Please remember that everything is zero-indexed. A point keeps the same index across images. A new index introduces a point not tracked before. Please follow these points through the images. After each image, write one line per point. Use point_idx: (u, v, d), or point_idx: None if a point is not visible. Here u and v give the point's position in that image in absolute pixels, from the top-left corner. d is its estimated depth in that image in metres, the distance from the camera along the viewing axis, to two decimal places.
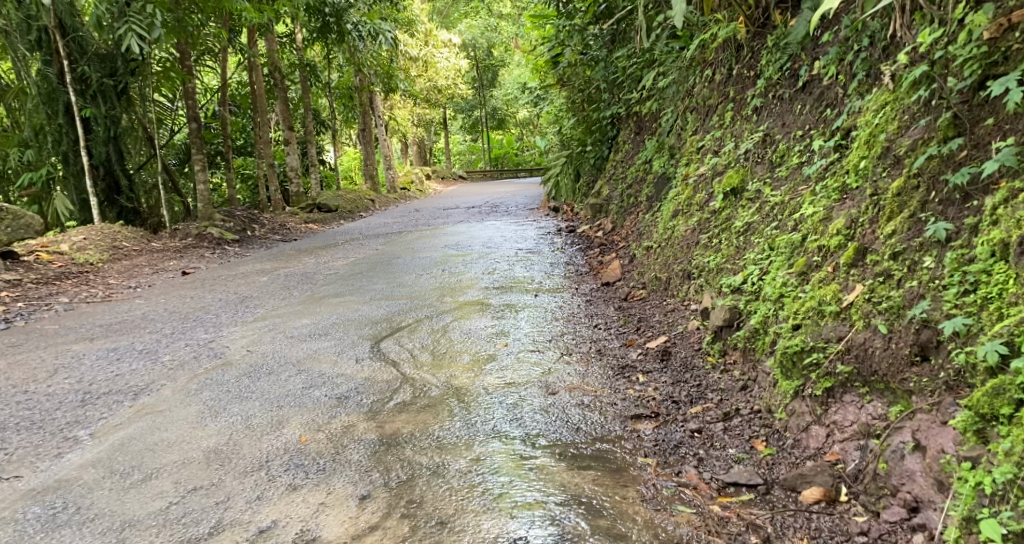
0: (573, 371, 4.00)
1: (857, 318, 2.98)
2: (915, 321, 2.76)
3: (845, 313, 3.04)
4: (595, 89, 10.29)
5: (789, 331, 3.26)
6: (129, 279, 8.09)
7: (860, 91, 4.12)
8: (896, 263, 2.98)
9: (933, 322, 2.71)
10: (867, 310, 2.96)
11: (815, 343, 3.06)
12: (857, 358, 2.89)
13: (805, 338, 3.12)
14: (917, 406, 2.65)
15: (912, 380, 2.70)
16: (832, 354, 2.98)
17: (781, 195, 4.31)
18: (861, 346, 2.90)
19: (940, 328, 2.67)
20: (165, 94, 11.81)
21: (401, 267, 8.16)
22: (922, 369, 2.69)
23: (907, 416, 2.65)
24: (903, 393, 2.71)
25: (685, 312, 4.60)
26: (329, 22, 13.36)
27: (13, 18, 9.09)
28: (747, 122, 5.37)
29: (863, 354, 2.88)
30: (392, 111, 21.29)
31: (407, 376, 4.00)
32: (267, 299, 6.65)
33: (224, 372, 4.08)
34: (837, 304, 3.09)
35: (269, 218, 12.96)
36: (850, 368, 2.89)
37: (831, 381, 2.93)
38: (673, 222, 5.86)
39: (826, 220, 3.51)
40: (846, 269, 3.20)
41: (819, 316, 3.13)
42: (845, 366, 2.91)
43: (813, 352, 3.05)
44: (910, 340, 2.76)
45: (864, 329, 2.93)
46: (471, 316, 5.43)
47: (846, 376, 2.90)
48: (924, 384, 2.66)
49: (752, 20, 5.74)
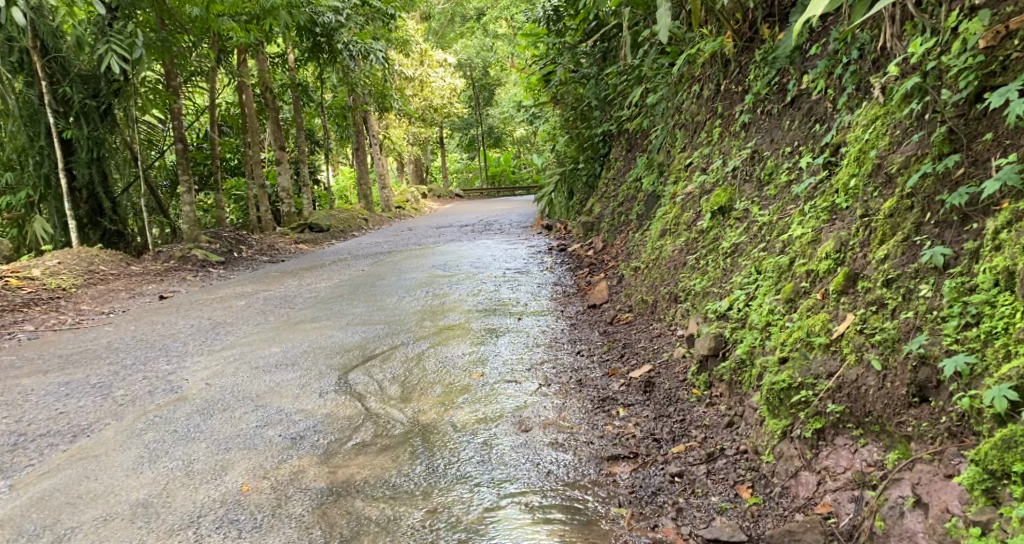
0: (550, 404, 3.74)
1: (848, 352, 2.73)
2: (912, 357, 2.53)
3: (836, 346, 2.79)
4: (586, 106, 10.09)
5: (775, 365, 2.99)
6: (102, 305, 7.87)
7: (850, 105, 3.89)
8: (890, 290, 2.73)
9: (933, 359, 2.47)
10: (859, 343, 2.72)
11: (803, 379, 2.81)
12: (850, 398, 2.64)
13: (792, 374, 2.87)
14: (917, 455, 2.40)
15: (910, 424, 2.46)
16: (823, 392, 2.72)
17: (769, 215, 4.07)
18: (854, 384, 2.65)
19: (940, 367, 2.44)
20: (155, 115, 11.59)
21: (383, 289, 7.90)
22: (921, 413, 2.45)
23: (906, 466, 2.40)
24: (901, 438, 2.47)
25: (672, 338, 4.34)
26: (319, 42, 13.11)
27: None
28: (735, 138, 5.14)
29: (856, 393, 2.63)
30: (387, 130, 21.13)
31: (372, 411, 3.73)
32: (239, 325, 6.40)
33: (176, 410, 3.86)
34: (826, 335, 2.85)
35: (258, 239, 12.71)
36: (842, 407, 2.64)
37: (822, 422, 2.68)
38: (661, 242, 5.62)
39: (815, 243, 3.27)
40: (836, 297, 2.94)
41: (808, 349, 2.89)
42: (837, 405, 2.66)
43: (802, 389, 2.79)
44: (906, 379, 2.52)
45: (857, 365, 2.68)
46: (450, 343, 5.16)
47: (837, 417, 2.65)
48: (924, 430, 2.42)
49: (739, 35, 5.57)
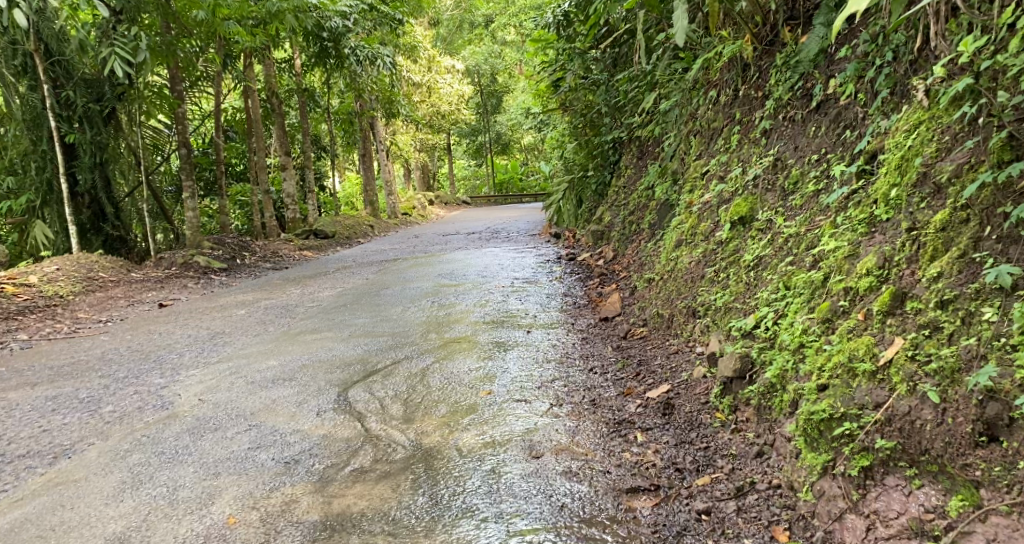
0: (562, 427, 3.50)
1: (899, 381, 2.57)
2: (978, 391, 2.39)
3: (884, 373, 2.62)
4: (596, 113, 9.85)
5: (812, 392, 2.81)
6: (99, 313, 7.65)
7: (884, 110, 3.67)
8: (945, 314, 2.57)
9: (1003, 395, 2.34)
10: (911, 372, 2.56)
11: (846, 409, 2.65)
12: (901, 433, 2.49)
13: (833, 403, 2.70)
14: (989, 504, 2.27)
15: (979, 468, 2.33)
16: (869, 425, 2.57)
17: (796, 226, 3.83)
18: (907, 418, 2.50)
19: (1013, 402, 2.31)
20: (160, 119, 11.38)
21: (388, 299, 7.67)
22: (990, 453, 2.33)
23: (977, 515, 2.27)
24: (966, 482, 2.34)
25: (691, 356, 4.10)
26: (327, 47, 13.08)
27: None
28: (754, 145, 4.89)
29: (909, 428, 2.48)
30: (394, 137, 20.89)
31: (372, 433, 3.50)
32: (238, 336, 6.17)
33: (165, 429, 3.63)
34: (872, 361, 2.68)
35: (261, 245, 12.47)
36: (893, 443, 2.49)
37: (870, 459, 2.52)
38: (676, 253, 5.39)
39: (853, 258, 3.05)
40: (881, 318, 2.77)
41: (851, 376, 2.71)
42: (887, 440, 2.51)
43: (844, 420, 2.63)
44: (971, 416, 2.38)
45: (909, 396, 2.53)
46: (455, 358, 4.91)
47: (887, 453, 2.50)
48: (996, 474, 2.29)
49: (759, 38, 5.29)
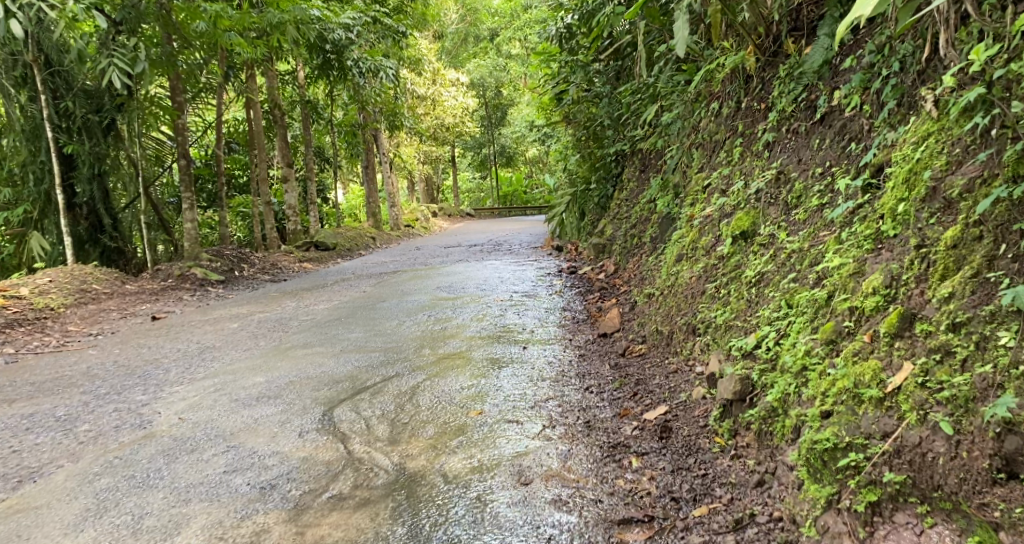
0: (554, 451, 3.34)
1: (908, 410, 2.42)
2: (995, 423, 2.24)
3: (892, 401, 2.48)
4: (599, 126, 9.74)
5: (816, 419, 2.65)
6: (90, 326, 7.52)
7: (891, 122, 3.53)
8: (958, 337, 2.43)
9: (1022, 427, 2.19)
10: (921, 400, 2.41)
11: (851, 438, 2.50)
12: (912, 466, 2.34)
13: (837, 431, 2.55)
14: None
15: (997, 508, 2.19)
16: (876, 456, 2.42)
17: (800, 242, 3.68)
18: (917, 450, 2.35)
19: None
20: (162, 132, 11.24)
21: (383, 313, 7.51)
22: (1009, 492, 2.18)
23: None
24: (983, 523, 2.19)
25: (690, 376, 3.93)
26: (329, 59, 12.85)
27: None
28: (757, 158, 4.74)
29: (920, 461, 2.34)
30: (398, 149, 20.78)
31: (355, 456, 3.35)
32: (228, 350, 6.02)
33: (138, 450, 3.49)
34: (879, 387, 2.53)
35: (261, 257, 12.34)
36: (903, 477, 2.34)
37: (878, 494, 2.37)
38: (677, 268, 5.23)
39: (859, 276, 2.90)
40: (889, 340, 2.61)
41: (857, 403, 2.56)
42: (897, 474, 2.36)
43: (849, 451, 2.48)
44: (988, 450, 2.24)
45: (920, 426, 2.38)
46: (448, 375, 4.74)
47: (896, 488, 2.35)
48: (1017, 516, 2.15)
49: (762, 50, 5.18)
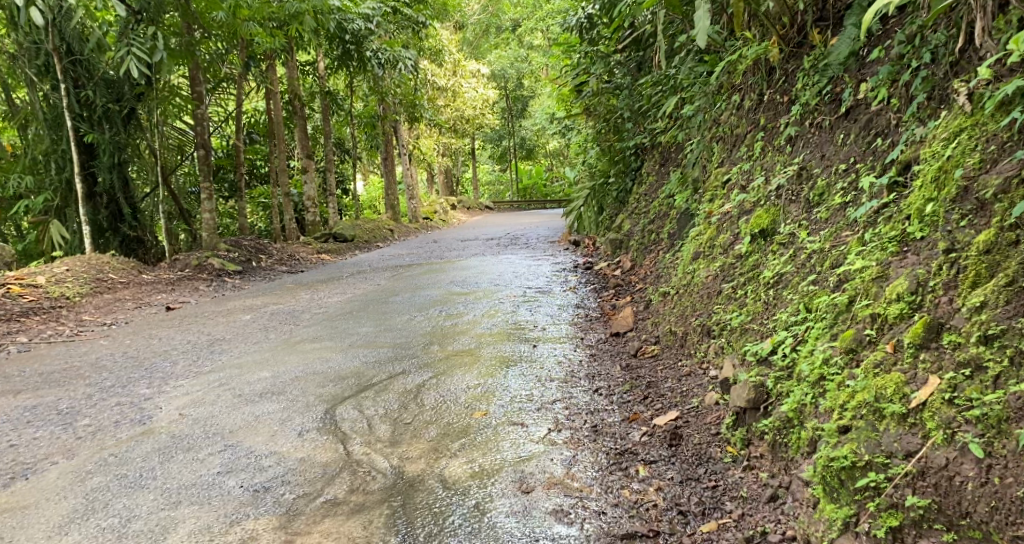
0: (559, 456, 3.23)
1: (933, 428, 2.29)
2: None
3: (916, 417, 2.34)
4: (619, 119, 9.55)
5: (834, 434, 2.52)
6: (104, 315, 7.47)
7: (920, 117, 3.36)
8: (990, 351, 2.29)
9: None
10: (949, 418, 2.28)
11: (871, 457, 2.37)
12: (937, 490, 2.21)
13: (856, 449, 2.42)
14: None
15: None
16: (897, 477, 2.29)
17: (820, 242, 3.52)
18: (943, 474, 2.22)
19: None
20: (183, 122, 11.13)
21: (396, 307, 7.41)
22: None
23: None
24: None
25: (703, 380, 3.79)
26: (349, 50, 12.68)
27: (21, 43, 8.50)
28: (779, 153, 4.56)
29: (947, 485, 2.20)
30: (418, 140, 20.69)
31: (353, 458, 3.25)
32: (238, 343, 5.94)
33: (134, 448, 3.41)
34: (902, 402, 2.40)
35: (279, 247, 12.30)
36: (927, 501, 2.21)
37: (900, 519, 2.24)
38: (693, 266, 5.07)
39: (882, 280, 2.74)
40: (913, 351, 2.48)
41: (878, 418, 2.43)
42: (921, 498, 2.22)
43: (868, 470, 2.36)
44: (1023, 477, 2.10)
45: (947, 446, 2.25)
46: (455, 373, 4.61)
47: (919, 513, 2.21)
48: None
49: (786, 41, 5.00)
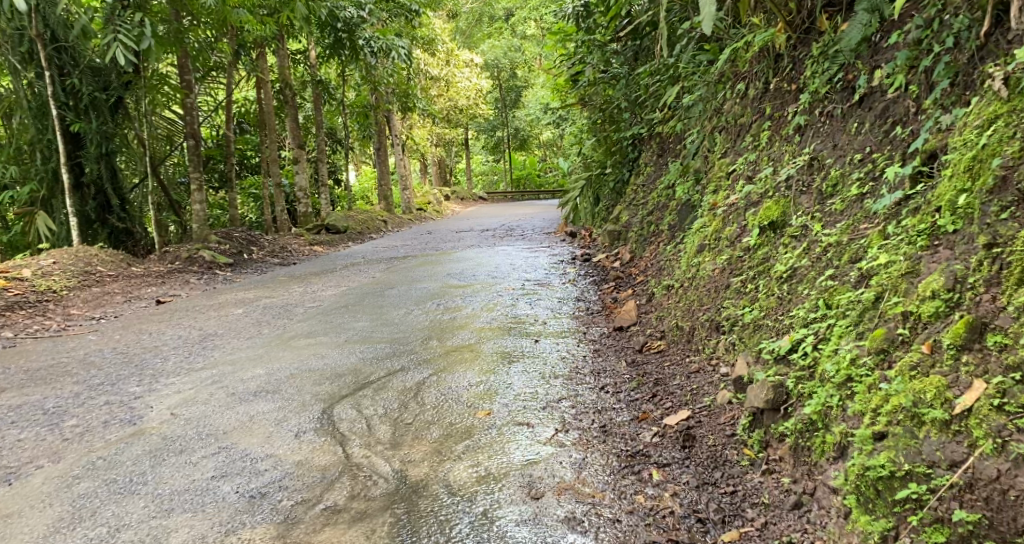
0: (567, 459, 3.09)
1: (982, 437, 2.21)
2: None
3: (960, 424, 2.26)
4: (615, 109, 9.38)
5: (867, 441, 2.44)
6: (93, 309, 7.28)
7: (943, 104, 3.23)
8: None
9: None
10: (998, 426, 2.19)
11: (911, 466, 2.29)
12: (989, 505, 2.13)
13: (894, 458, 2.34)
14: None
15: None
16: (942, 489, 2.21)
17: (837, 235, 3.38)
18: (995, 488, 2.13)
19: None
20: (173, 112, 10.90)
21: (392, 301, 7.25)
22: None
23: None
24: None
25: (714, 378, 3.66)
26: (341, 38, 12.47)
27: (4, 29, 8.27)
28: (787, 143, 4.41)
29: (1000, 499, 2.12)
30: (410, 130, 20.44)
31: (353, 461, 3.10)
32: (229, 338, 5.76)
33: (124, 450, 3.25)
34: (944, 408, 2.31)
35: (271, 239, 12.10)
36: (977, 516, 2.13)
37: (946, 533, 2.16)
38: (698, 259, 4.93)
39: (912, 276, 2.67)
40: (953, 352, 2.39)
41: (918, 425, 2.34)
42: (970, 513, 2.14)
43: (909, 481, 2.27)
44: None
45: (997, 457, 2.16)
46: (455, 370, 4.46)
47: (968, 528, 2.13)
48: None
49: (793, 27, 4.85)
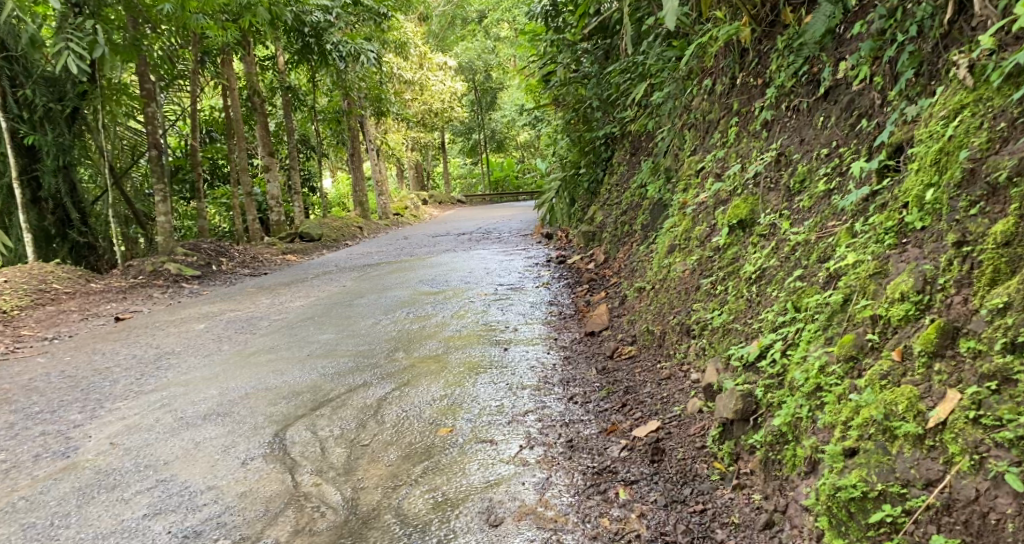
0: (532, 479, 2.94)
1: (957, 453, 2.09)
2: None
3: (935, 439, 2.15)
4: (588, 108, 9.23)
5: (840, 459, 2.32)
6: (46, 330, 7.01)
7: (908, 95, 3.11)
8: (1019, 360, 2.08)
9: None
10: (977, 441, 2.07)
11: (884, 487, 2.18)
12: (968, 529, 2.02)
13: (866, 477, 2.23)
14: None
15: None
16: (918, 512, 2.10)
17: (805, 233, 3.24)
18: (974, 509, 2.02)
19: None
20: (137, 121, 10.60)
21: (360, 311, 7.05)
22: None
23: None
24: None
25: (685, 385, 3.50)
26: (309, 43, 12.24)
27: None
28: (754, 139, 4.28)
29: (979, 523, 2.00)
30: (386, 135, 20.20)
31: (300, 491, 2.98)
32: (187, 356, 5.53)
33: (51, 488, 3.14)
34: (918, 422, 2.19)
35: (241, 249, 11.83)
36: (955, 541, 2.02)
37: None
38: (669, 260, 4.78)
39: (881, 277, 2.55)
40: (926, 360, 2.27)
41: (891, 440, 2.23)
42: (949, 538, 2.03)
43: (883, 503, 2.17)
44: None
45: (974, 475, 2.05)
46: (420, 383, 4.28)
47: None
48: None
49: (758, 20, 4.73)
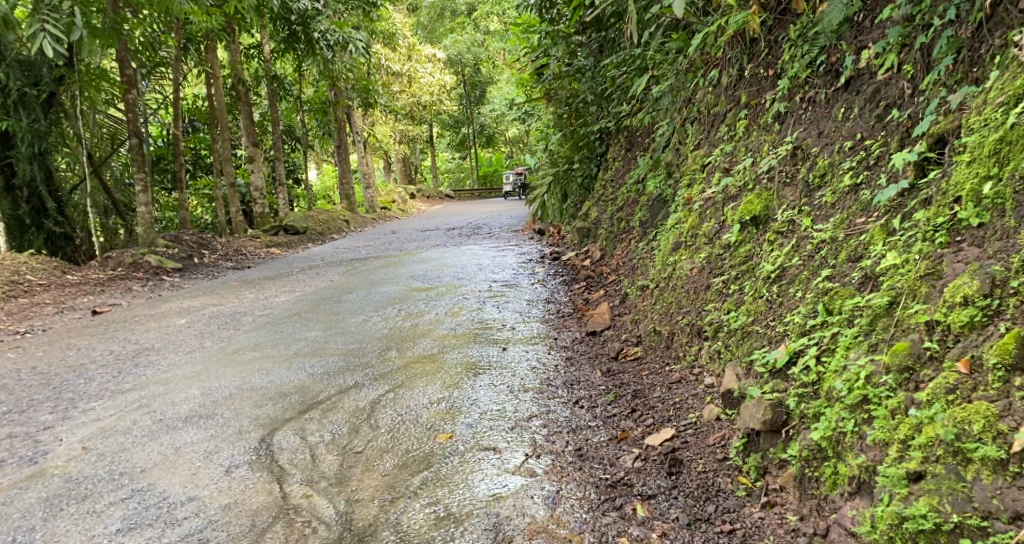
0: (541, 493, 2.72)
1: None
2: None
3: (1018, 466, 2.01)
4: (581, 102, 8.99)
5: (904, 484, 2.17)
6: (19, 323, 6.70)
7: (945, 82, 2.90)
8: None
9: None
10: None
11: (960, 518, 2.04)
12: None
13: (937, 506, 2.09)
14: None
15: None
16: None
17: (831, 230, 3.03)
18: None
19: None
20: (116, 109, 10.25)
21: (348, 307, 6.78)
22: None
23: None
24: None
25: (700, 392, 3.29)
26: (295, 32, 11.94)
27: None
28: (765, 133, 4.05)
29: None
30: (373, 127, 19.87)
31: (290, 503, 2.75)
32: (167, 353, 5.25)
33: (15, 499, 2.88)
34: (999, 443, 2.05)
35: (225, 242, 11.50)
36: None
37: None
38: (674, 257, 4.55)
39: (935, 279, 2.41)
40: (1001, 376, 2.13)
41: (966, 464, 2.09)
42: None
43: (960, 536, 2.03)
44: None
45: None
46: (415, 385, 4.03)
47: None
48: None
49: (766, 9, 4.49)
